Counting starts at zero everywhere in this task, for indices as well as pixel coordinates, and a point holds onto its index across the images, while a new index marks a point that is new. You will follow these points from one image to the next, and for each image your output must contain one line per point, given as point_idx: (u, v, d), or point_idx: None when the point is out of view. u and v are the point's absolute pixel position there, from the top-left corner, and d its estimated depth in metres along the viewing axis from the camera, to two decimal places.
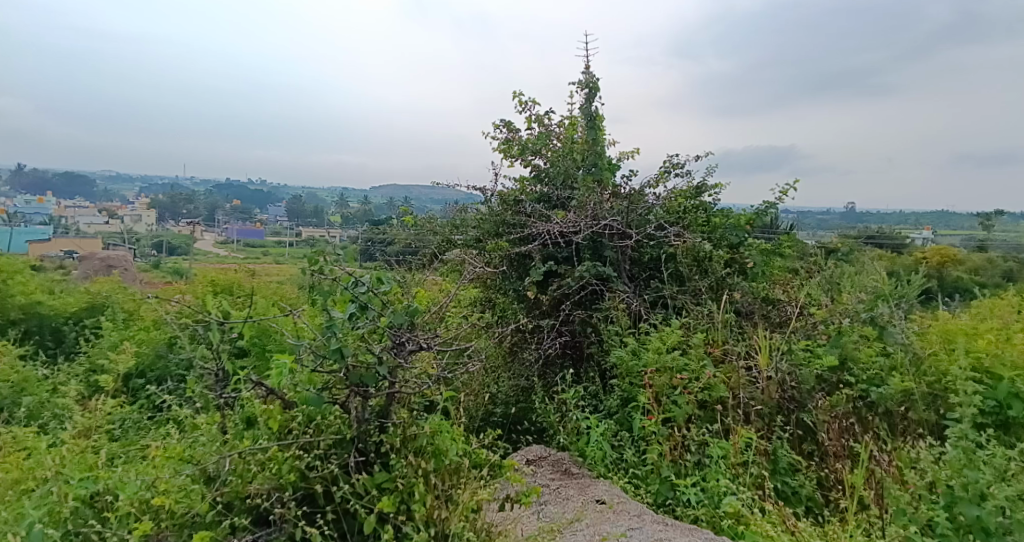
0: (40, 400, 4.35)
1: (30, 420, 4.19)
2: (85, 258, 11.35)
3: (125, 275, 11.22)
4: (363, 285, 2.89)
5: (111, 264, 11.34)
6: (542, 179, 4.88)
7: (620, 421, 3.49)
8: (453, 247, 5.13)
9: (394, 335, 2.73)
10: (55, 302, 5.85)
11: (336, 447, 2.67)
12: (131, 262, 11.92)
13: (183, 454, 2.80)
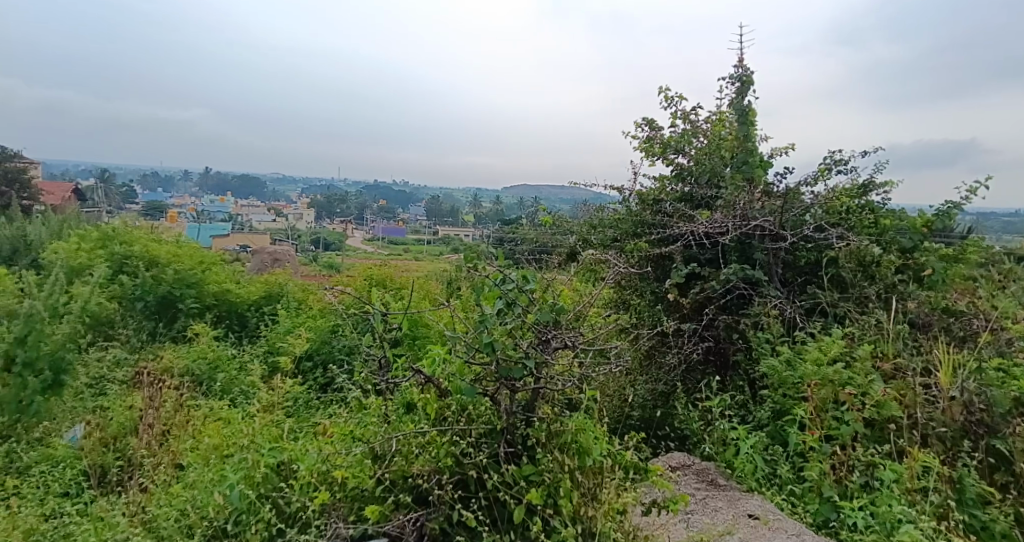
0: (231, 376, 4.96)
1: (223, 393, 4.79)
2: (257, 252, 12.68)
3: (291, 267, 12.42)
4: (510, 282, 2.95)
5: (278, 257, 12.59)
6: (685, 177, 4.72)
7: (773, 434, 3.31)
8: (590, 247, 5.13)
9: (540, 332, 2.78)
10: (240, 290, 6.62)
11: (486, 437, 2.80)
12: (294, 256, 13.16)
13: (354, 433, 3.09)
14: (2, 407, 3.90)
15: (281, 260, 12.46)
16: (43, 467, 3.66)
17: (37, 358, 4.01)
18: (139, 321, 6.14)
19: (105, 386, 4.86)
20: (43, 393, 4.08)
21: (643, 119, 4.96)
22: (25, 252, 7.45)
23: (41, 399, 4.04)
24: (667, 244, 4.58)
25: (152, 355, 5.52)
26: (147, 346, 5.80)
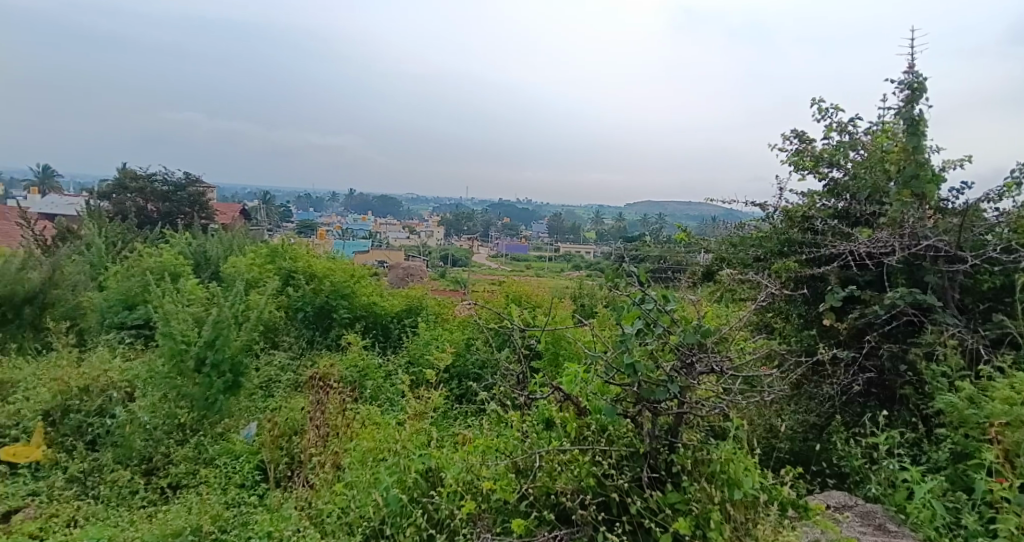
0: (378, 384, 5.31)
1: (372, 400, 5.12)
2: (393, 267, 13.47)
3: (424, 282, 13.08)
4: (650, 301, 2.81)
5: (412, 271, 13.30)
6: (840, 193, 4.39)
7: (952, 478, 2.97)
8: (728, 266, 4.93)
9: (684, 355, 2.68)
10: (386, 303, 7.04)
11: (628, 460, 2.75)
12: (426, 272, 13.84)
13: (497, 445, 3.19)
14: (195, 403, 4.46)
15: (414, 274, 13.11)
16: (225, 459, 4.13)
17: (222, 360, 4.52)
18: (299, 330, 6.73)
19: (273, 389, 5.37)
20: (225, 393, 4.61)
21: (792, 131, 4.66)
22: (207, 264, 8.43)
23: (224, 398, 4.56)
24: (820, 263, 4.26)
25: (311, 361, 6.03)
26: (307, 352, 6.34)
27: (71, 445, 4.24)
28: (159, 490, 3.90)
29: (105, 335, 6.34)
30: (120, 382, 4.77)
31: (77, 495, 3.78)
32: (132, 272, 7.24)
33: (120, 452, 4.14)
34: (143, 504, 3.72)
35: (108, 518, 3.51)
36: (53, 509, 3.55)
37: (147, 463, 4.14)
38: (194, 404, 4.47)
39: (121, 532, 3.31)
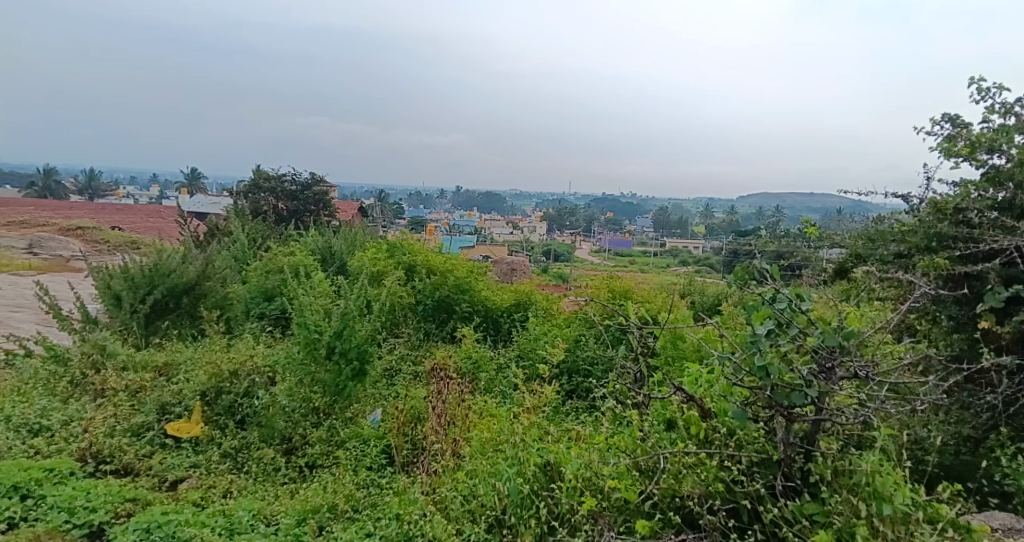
0: (491, 377, 5.41)
1: (486, 391, 5.23)
2: (497, 263, 13.68)
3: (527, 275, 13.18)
4: (783, 299, 2.63)
5: (516, 266, 13.45)
6: (1003, 182, 3.91)
7: None
8: (863, 263, 4.57)
9: (823, 358, 2.48)
10: (496, 297, 7.16)
11: (759, 467, 2.62)
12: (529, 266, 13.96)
13: (616, 443, 3.16)
14: (327, 388, 4.78)
15: (518, 269, 13.27)
16: (354, 442, 4.39)
17: (350, 348, 4.80)
18: (417, 321, 7.00)
19: (394, 377, 5.65)
20: (352, 380, 4.89)
21: (944, 115, 4.22)
22: (332, 258, 8.98)
23: (351, 384, 4.86)
24: (976, 260, 3.84)
25: (429, 352, 6.27)
26: (424, 343, 6.59)
27: (223, 423, 4.70)
28: (298, 468, 4.23)
29: (249, 324, 6.93)
30: (263, 367, 5.18)
31: (230, 469, 4.17)
32: (270, 267, 7.85)
33: (264, 432, 4.52)
34: (285, 480, 4.06)
35: (256, 492, 3.85)
36: (210, 481, 3.94)
37: (287, 442, 4.49)
38: (326, 389, 4.79)
39: (268, 505, 3.62)
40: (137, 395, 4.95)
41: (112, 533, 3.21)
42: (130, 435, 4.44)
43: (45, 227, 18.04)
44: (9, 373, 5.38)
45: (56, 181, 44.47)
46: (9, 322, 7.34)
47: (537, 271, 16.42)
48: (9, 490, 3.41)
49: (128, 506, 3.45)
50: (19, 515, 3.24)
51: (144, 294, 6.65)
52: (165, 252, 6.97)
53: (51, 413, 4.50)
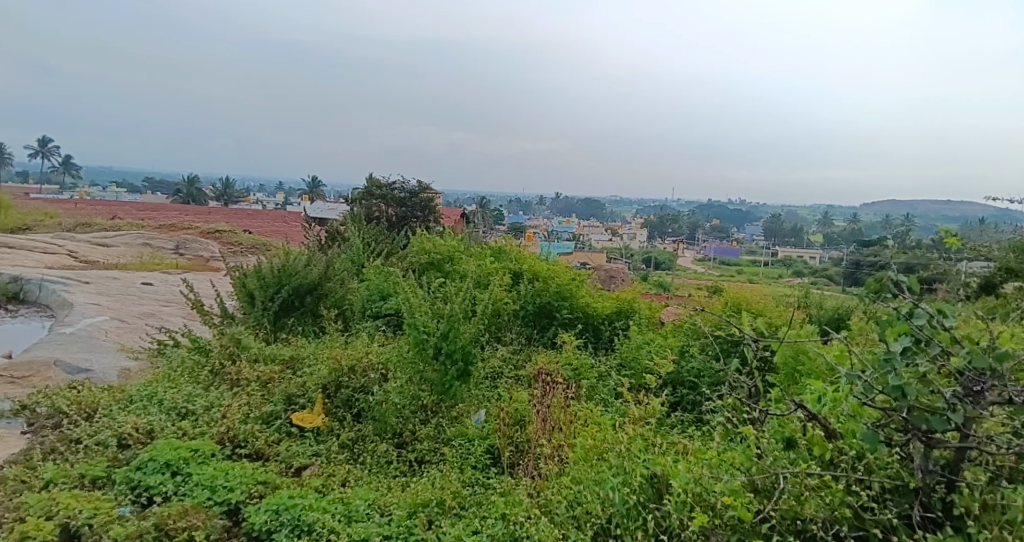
0: (593, 384, 5.38)
1: (588, 399, 5.21)
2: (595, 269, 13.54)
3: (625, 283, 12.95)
4: (922, 315, 2.42)
5: (614, 273, 13.27)
6: None
7: None
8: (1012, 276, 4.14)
9: (970, 381, 2.27)
10: (597, 304, 7.12)
11: (892, 494, 2.46)
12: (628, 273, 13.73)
13: (729, 459, 3.04)
14: (434, 387, 4.95)
15: (617, 276, 13.09)
16: (459, 441, 4.52)
17: (456, 349, 4.94)
18: (519, 326, 7.07)
19: (497, 380, 5.75)
20: (458, 380, 5.02)
21: None
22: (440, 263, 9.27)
23: (457, 384, 5.00)
24: None
25: (531, 357, 6.33)
26: (526, 347, 6.66)
27: (342, 415, 4.99)
28: (408, 463, 4.41)
29: (364, 323, 7.30)
30: (377, 364, 5.45)
31: (347, 459, 4.41)
32: (382, 271, 8.24)
33: (378, 426, 4.75)
34: (396, 473, 4.25)
35: (371, 483, 4.06)
36: (330, 469, 4.19)
37: (398, 437, 4.70)
38: (434, 388, 4.97)
39: (382, 496, 3.80)
40: (267, 385, 5.36)
41: (247, 513, 3.49)
42: (261, 422, 4.81)
43: (187, 230, 19.93)
44: (161, 361, 5.98)
45: (196, 188, 49.00)
46: (160, 315, 8.18)
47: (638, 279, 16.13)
48: (162, 466, 3.80)
49: (260, 488, 3.73)
50: (170, 490, 3.63)
51: (273, 292, 7.19)
52: (291, 254, 7.51)
53: (195, 398, 4.97)
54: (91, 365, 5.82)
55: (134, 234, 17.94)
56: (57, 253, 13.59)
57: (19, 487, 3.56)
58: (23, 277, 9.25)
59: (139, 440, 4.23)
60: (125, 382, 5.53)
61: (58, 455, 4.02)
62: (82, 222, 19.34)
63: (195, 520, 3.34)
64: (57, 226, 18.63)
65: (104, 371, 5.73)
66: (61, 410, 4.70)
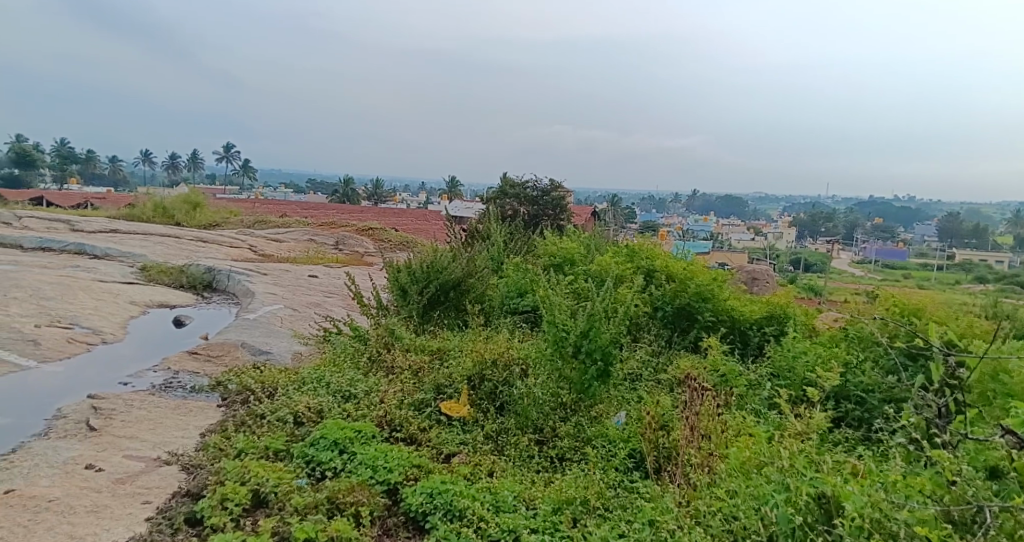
0: (743, 392, 5.10)
1: (738, 408, 4.93)
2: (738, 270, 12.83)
3: (770, 286, 12.15)
4: None
5: (758, 275, 12.48)
6: None
7: None
8: None
9: None
10: (745, 308, 6.74)
11: None
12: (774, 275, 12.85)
13: (914, 484, 2.73)
14: (574, 386, 4.95)
15: (762, 278, 12.30)
16: (601, 441, 4.50)
17: (596, 348, 4.88)
18: (660, 328, 6.87)
19: (637, 382, 5.63)
20: (599, 380, 4.97)
21: None
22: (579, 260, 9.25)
23: (596, 384, 4.95)
24: None
25: (673, 361, 6.13)
26: (667, 350, 6.45)
27: (485, 407, 5.14)
28: (549, 459, 4.45)
29: (505, 319, 7.49)
30: (517, 359, 5.56)
31: (492, 450, 4.54)
32: (522, 269, 8.40)
33: (520, 420, 4.83)
34: (538, 468, 4.31)
35: (515, 475, 4.14)
36: (477, 458, 4.33)
37: (539, 432, 4.75)
38: (573, 386, 4.98)
39: (527, 489, 3.87)
40: (418, 374, 5.66)
41: (404, 493, 3.71)
42: (413, 409, 5.08)
43: (343, 227, 21.60)
44: (326, 347, 6.53)
45: (349, 188, 52.97)
46: (324, 305, 8.93)
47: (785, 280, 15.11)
48: (331, 444, 4.14)
49: (414, 471, 3.95)
50: (339, 467, 3.95)
51: (422, 286, 7.58)
52: (437, 251, 7.86)
53: (357, 383, 5.37)
54: (270, 348, 6.49)
55: (300, 230, 19.74)
56: (239, 247, 15.29)
57: (218, 454, 4.05)
58: (214, 267, 10.50)
59: (311, 418, 4.64)
60: (297, 364, 6.10)
61: (247, 427, 4.53)
62: (258, 219, 21.61)
63: (361, 496, 3.60)
64: (238, 223, 20.98)
65: (280, 354, 6.36)
66: (247, 387, 5.28)
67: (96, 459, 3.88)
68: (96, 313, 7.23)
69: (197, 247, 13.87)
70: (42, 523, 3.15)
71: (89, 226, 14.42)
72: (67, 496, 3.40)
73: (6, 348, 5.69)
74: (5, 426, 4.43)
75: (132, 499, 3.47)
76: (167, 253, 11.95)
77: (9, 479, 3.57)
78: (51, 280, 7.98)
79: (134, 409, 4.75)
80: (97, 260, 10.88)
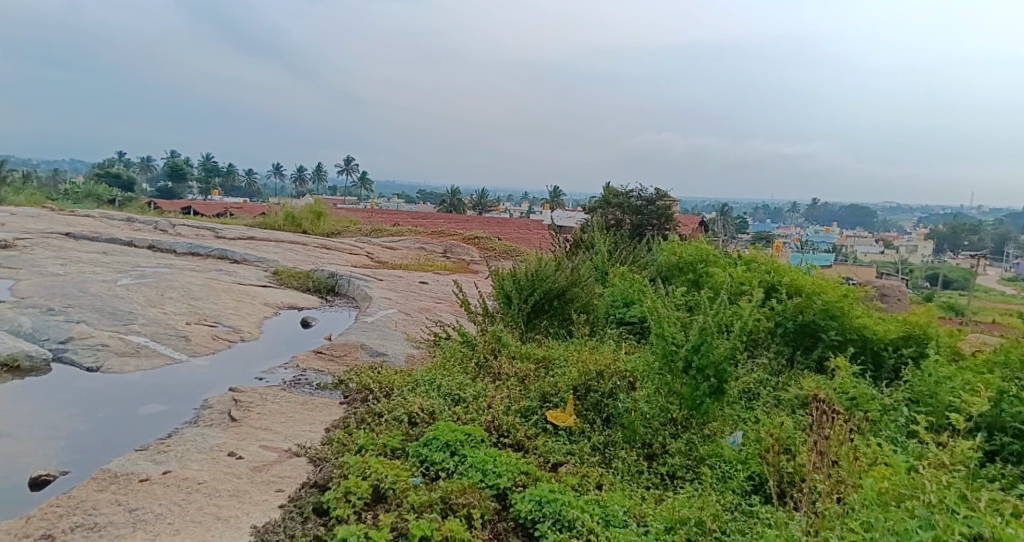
0: (876, 418, 4.71)
1: (871, 435, 4.55)
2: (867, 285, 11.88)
3: (901, 305, 11.21)
4: None
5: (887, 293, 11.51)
6: None
7: None
8: None
9: None
10: (877, 327, 6.22)
11: None
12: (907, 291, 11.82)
13: None
14: (684, 402, 4.78)
15: (893, 295, 11.35)
16: (715, 461, 4.30)
17: (707, 364, 4.68)
18: (779, 345, 6.49)
19: (754, 402, 5.35)
20: (711, 397, 4.75)
21: None
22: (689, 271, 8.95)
23: (709, 401, 4.74)
24: None
25: (794, 381, 5.76)
26: (787, 370, 6.08)
27: (592, 418, 5.08)
28: (659, 475, 4.33)
29: (612, 330, 7.41)
30: (625, 371, 5.47)
31: (600, 462, 4.48)
32: (628, 280, 8.28)
33: (627, 434, 4.74)
34: (647, 484, 4.20)
35: (625, 490, 4.06)
36: (584, 470, 4.29)
37: (648, 448, 4.63)
38: (683, 402, 4.81)
39: (637, 505, 3.78)
40: (524, 382, 5.71)
41: (514, 500, 3.73)
42: (520, 416, 5.12)
43: (452, 236, 22.26)
44: (437, 351, 6.73)
45: (458, 198, 54.57)
46: (435, 311, 9.23)
47: (919, 298, 13.90)
48: (444, 445, 4.26)
49: (523, 479, 3.97)
50: (452, 468, 4.06)
51: (527, 295, 7.64)
52: (543, 260, 7.90)
53: (466, 387, 5.49)
54: (385, 350, 6.81)
55: (412, 239, 20.55)
56: (357, 254, 16.17)
57: (341, 448, 4.28)
58: (336, 273, 11.16)
59: (424, 420, 4.80)
60: (411, 366, 6.34)
61: (367, 425, 4.75)
62: (375, 228, 22.75)
63: (472, 499, 3.66)
64: (357, 232, 22.19)
65: (394, 356, 6.65)
66: (366, 387, 5.55)
67: (237, 447, 4.23)
68: (235, 312, 7.90)
69: (320, 254, 14.80)
70: (193, 502, 3.47)
71: (229, 233, 15.83)
72: (213, 480, 3.73)
73: (162, 342, 6.34)
74: (162, 413, 4.93)
75: (267, 486, 3.75)
76: (295, 259, 12.85)
77: (166, 460, 3.97)
78: (199, 281, 8.83)
79: (268, 402, 5.13)
80: (236, 264, 11.90)
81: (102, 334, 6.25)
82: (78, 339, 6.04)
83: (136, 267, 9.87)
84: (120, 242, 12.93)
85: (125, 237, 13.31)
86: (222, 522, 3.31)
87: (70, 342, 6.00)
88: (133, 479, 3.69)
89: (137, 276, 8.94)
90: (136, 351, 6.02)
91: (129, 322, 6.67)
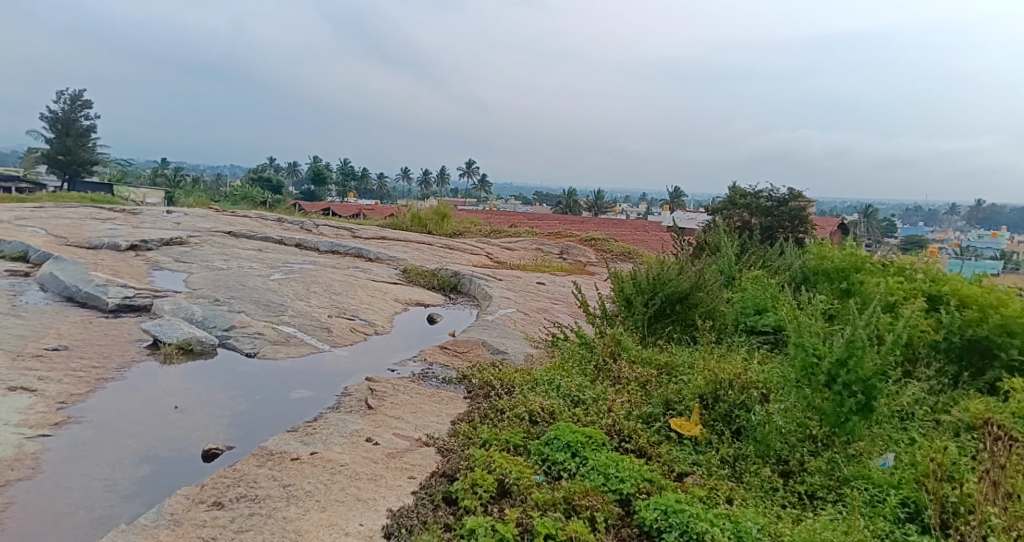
0: None
1: None
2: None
3: None
4: None
5: None
6: None
7: None
8: None
9: None
10: None
11: None
12: None
13: None
14: (826, 417, 4.45)
15: None
16: (861, 484, 3.98)
17: (855, 380, 4.31)
18: (942, 362, 5.86)
19: (908, 422, 4.88)
20: (858, 414, 4.39)
21: None
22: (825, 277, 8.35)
23: (855, 420, 4.37)
24: None
25: (957, 402, 5.19)
26: (948, 390, 5.48)
27: (720, 429, 4.86)
28: (796, 494, 4.06)
29: (743, 339, 7.13)
30: (757, 382, 5.19)
31: (729, 475, 4.28)
32: (760, 287, 7.94)
33: (760, 448, 4.47)
34: (783, 503, 3.94)
35: (758, 506, 3.85)
36: (713, 482, 4.11)
37: (783, 464, 4.35)
38: (826, 419, 4.48)
39: (773, 524, 3.58)
40: (646, 387, 5.59)
41: (638, 506, 3.66)
42: (641, 422, 5.01)
43: (569, 237, 22.27)
44: (555, 351, 6.76)
45: (576, 199, 54.56)
46: (553, 311, 9.28)
47: None
48: (565, 445, 4.25)
49: (647, 486, 3.88)
50: (574, 470, 4.04)
51: (649, 299, 7.46)
52: (666, 263, 7.71)
53: (586, 389, 5.47)
54: (506, 348, 6.94)
55: (531, 240, 20.79)
56: (478, 254, 16.60)
57: (467, 441, 4.41)
58: (459, 272, 11.55)
59: (545, 419, 4.83)
60: (531, 365, 6.42)
61: (491, 420, 4.87)
62: (494, 229, 23.28)
63: (596, 502, 3.64)
64: (477, 233, 22.82)
65: (515, 355, 6.75)
66: (489, 383, 5.69)
67: (373, 434, 4.48)
68: (369, 307, 8.40)
69: (444, 253, 15.37)
70: (337, 483, 3.72)
71: (363, 232, 16.86)
72: (353, 464, 3.98)
73: (308, 333, 6.87)
74: (308, 399, 5.34)
75: (400, 472, 3.94)
76: (421, 258, 13.43)
77: (313, 442, 4.29)
78: (338, 278, 9.48)
79: (400, 393, 5.40)
80: (369, 262, 12.66)
81: (258, 323, 6.88)
82: (238, 327, 6.69)
83: (285, 264, 10.77)
84: (271, 240, 14.17)
85: (276, 235, 14.57)
86: (362, 503, 3.52)
87: (232, 329, 6.66)
88: (285, 457, 4.03)
89: (286, 271, 9.76)
90: (286, 340, 6.57)
91: (279, 313, 7.29)
